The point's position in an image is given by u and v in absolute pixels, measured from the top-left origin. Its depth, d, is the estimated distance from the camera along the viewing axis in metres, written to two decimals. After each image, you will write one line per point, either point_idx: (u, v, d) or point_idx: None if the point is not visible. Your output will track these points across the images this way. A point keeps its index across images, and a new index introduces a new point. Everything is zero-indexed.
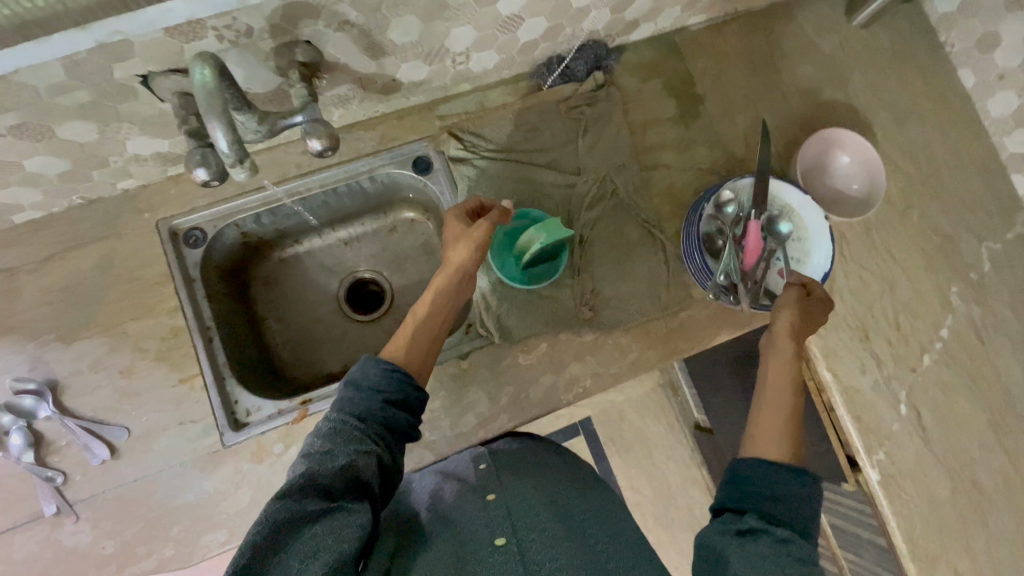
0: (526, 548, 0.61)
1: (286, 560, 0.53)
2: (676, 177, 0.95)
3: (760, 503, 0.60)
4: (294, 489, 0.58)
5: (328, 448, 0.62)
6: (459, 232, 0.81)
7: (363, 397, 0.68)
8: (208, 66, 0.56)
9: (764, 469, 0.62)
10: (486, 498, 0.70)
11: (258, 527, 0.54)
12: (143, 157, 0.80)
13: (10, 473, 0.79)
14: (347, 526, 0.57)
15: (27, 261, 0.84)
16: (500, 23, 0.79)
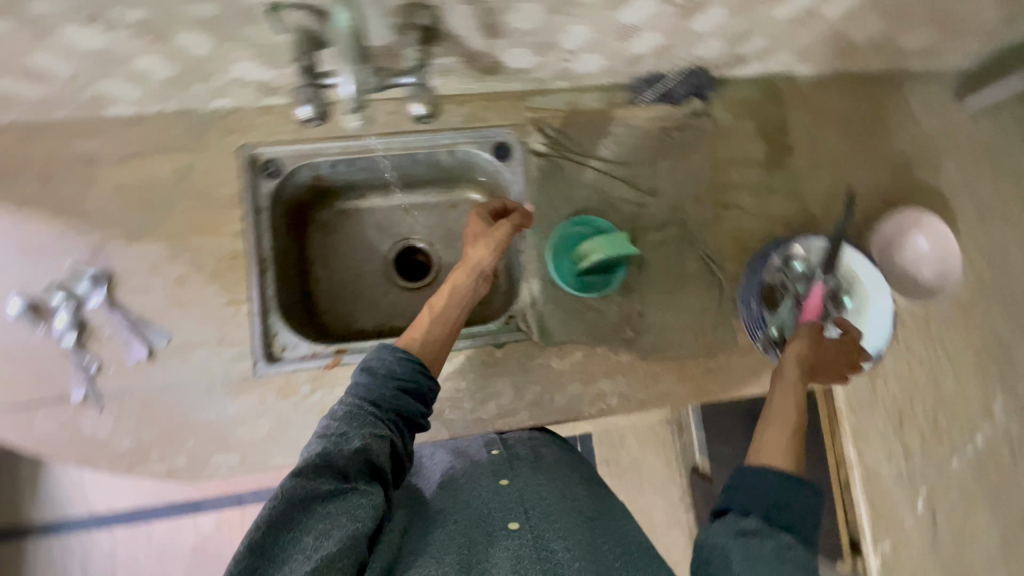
0: (539, 533, 0.63)
1: (303, 536, 0.57)
2: (748, 221, 0.94)
3: (765, 508, 0.60)
4: (311, 469, 0.60)
5: (343, 431, 0.64)
6: (480, 232, 0.84)
7: (379, 384, 0.69)
8: (349, 14, 0.62)
9: (772, 477, 0.62)
10: (500, 484, 0.73)
11: (274, 503, 0.57)
12: (244, 81, 0.81)
13: (49, 350, 0.81)
14: (360, 507, 0.60)
15: (109, 153, 0.85)
16: (617, 30, 0.78)
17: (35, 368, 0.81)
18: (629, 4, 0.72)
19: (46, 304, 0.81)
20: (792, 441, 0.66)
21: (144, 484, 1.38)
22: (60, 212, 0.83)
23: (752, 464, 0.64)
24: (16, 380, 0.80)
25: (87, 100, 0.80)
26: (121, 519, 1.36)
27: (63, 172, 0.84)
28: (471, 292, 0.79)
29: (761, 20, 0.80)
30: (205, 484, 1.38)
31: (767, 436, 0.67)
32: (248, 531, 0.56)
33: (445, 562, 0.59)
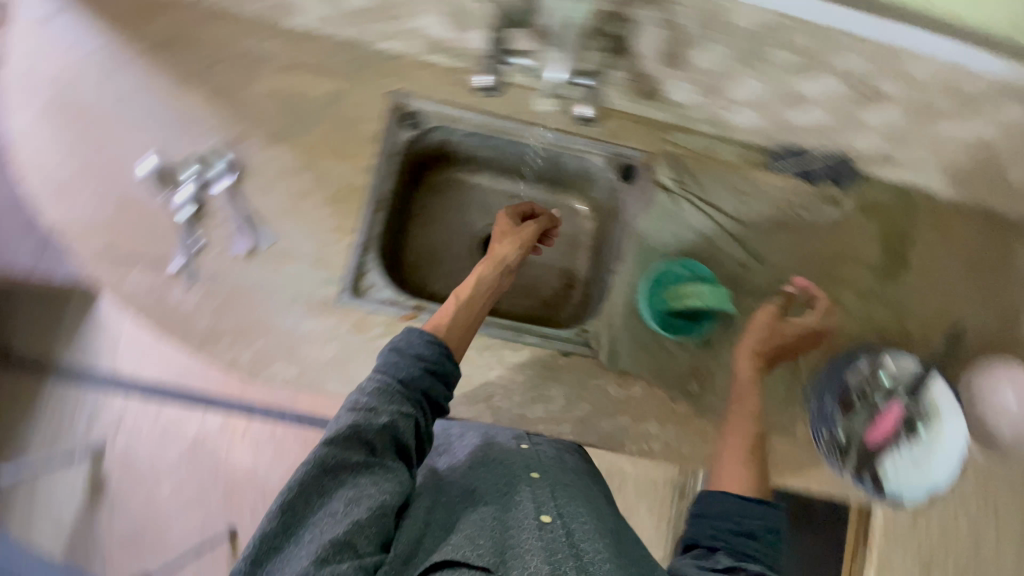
0: (570, 532, 0.62)
1: (332, 502, 0.58)
2: (840, 317, 0.93)
3: (732, 541, 0.62)
4: (339, 440, 0.60)
5: (371, 406, 0.63)
6: (507, 231, 0.87)
7: (407, 362, 0.67)
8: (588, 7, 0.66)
9: (730, 507, 0.65)
10: (531, 476, 0.71)
11: (306, 468, 0.59)
12: (420, 33, 0.83)
13: (162, 217, 0.84)
14: (385, 481, 0.61)
15: (271, 56, 0.88)
16: (786, 96, 0.79)
17: (144, 227, 0.84)
18: (811, 79, 0.74)
19: (174, 175, 0.84)
20: (750, 473, 0.70)
21: (170, 365, 1.38)
22: (214, 97, 0.87)
23: (715, 492, 0.66)
24: (124, 232, 0.84)
25: (275, 3, 0.83)
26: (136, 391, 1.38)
27: (230, 61, 0.88)
28: (491, 283, 0.78)
29: (926, 130, 0.81)
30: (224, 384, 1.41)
31: (725, 457, 0.73)
32: (282, 492, 0.58)
33: (479, 544, 0.59)
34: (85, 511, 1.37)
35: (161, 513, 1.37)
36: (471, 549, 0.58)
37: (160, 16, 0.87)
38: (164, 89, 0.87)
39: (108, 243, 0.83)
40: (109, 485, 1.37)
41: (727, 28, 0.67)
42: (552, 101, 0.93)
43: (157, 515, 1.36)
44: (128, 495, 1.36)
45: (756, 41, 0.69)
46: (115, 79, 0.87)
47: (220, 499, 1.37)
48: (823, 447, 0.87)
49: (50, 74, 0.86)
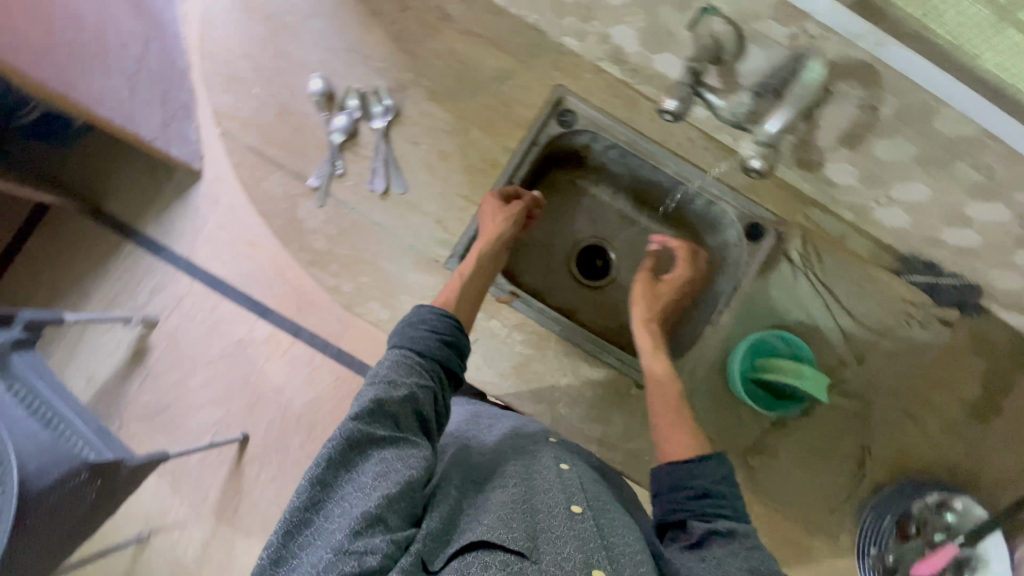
0: (601, 526, 0.59)
1: (360, 476, 0.58)
2: (920, 443, 0.90)
3: (693, 506, 0.64)
4: (364, 414, 0.61)
5: (391, 378, 0.65)
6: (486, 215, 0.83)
7: (425, 336, 0.70)
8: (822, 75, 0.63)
9: (679, 475, 0.67)
10: (561, 466, 0.68)
11: (335, 442, 0.59)
12: (608, 40, 0.84)
13: (313, 134, 0.87)
14: (412, 455, 0.60)
15: (459, 18, 0.90)
16: (951, 213, 0.77)
17: (295, 139, 0.87)
18: (990, 203, 0.71)
19: (337, 100, 0.88)
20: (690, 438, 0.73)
21: (242, 266, 1.48)
22: (393, 39, 0.90)
23: (659, 469, 0.69)
24: (277, 138, 0.88)
25: None
26: (206, 280, 1.49)
27: (417, 10, 0.89)
28: (485, 260, 0.80)
29: None
30: (284, 298, 1.48)
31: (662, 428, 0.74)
32: (310, 469, 0.58)
33: (512, 526, 0.56)
34: (126, 371, 1.47)
35: (190, 396, 1.45)
36: (506, 532, 0.55)
37: None
38: (347, 18, 0.89)
39: (259, 143, 0.87)
40: (153, 355, 1.47)
41: (927, 130, 0.65)
42: (705, 140, 0.93)
43: (186, 398, 1.45)
44: (170, 370, 1.46)
45: (948, 152, 0.67)
46: None
47: (244, 403, 1.44)
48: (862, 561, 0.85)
49: None
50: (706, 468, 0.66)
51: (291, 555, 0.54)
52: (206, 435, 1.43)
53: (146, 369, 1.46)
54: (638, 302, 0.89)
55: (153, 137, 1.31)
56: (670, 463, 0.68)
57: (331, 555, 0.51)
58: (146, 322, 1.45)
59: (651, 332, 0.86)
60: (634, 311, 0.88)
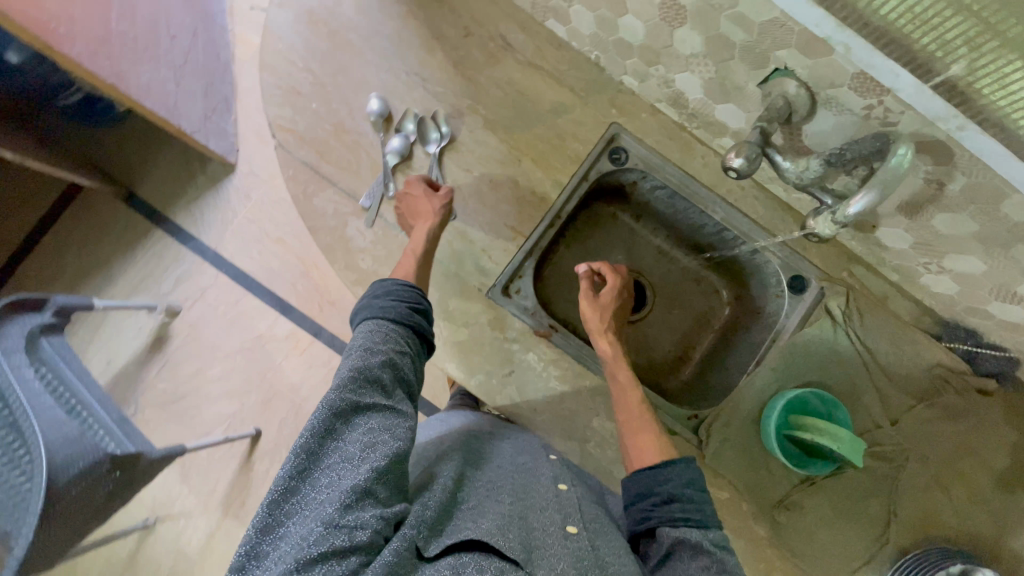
0: (597, 547, 0.60)
1: (347, 446, 0.59)
2: (950, 514, 0.88)
3: (660, 512, 0.65)
4: (346, 384, 0.62)
5: (368, 347, 0.66)
6: (416, 205, 0.83)
7: (395, 307, 0.72)
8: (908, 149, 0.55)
9: (646, 483, 0.68)
10: (559, 486, 0.70)
11: (320, 415, 0.59)
12: (670, 84, 0.84)
13: (369, 155, 0.88)
14: (396, 424, 0.62)
15: (521, 49, 0.91)
16: (1004, 289, 0.76)
17: (350, 157, 0.88)
18: None
19: (395, 123, 0.89)
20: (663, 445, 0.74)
21: (269, 262, 1.47)
22: (454, 64, 0.90)
23: (628, 479, 0.70)
24: (332, 154, 0.88)
25: (547, 5, 0.85)
26: (232, 272, 1.48)
27: (479, 38, 0.90)
28: (430, 242, 0.81)
29: None
30: (306, 296, 1.46)
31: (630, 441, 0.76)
32: (297, 440, 0.58)
33: (509, 534, 0.58)
34: (146, 357, 1.47)
35: (206, 387, 1.44)
36: (503, 538, 0.57)
37: None
38: (410, 39, 0.90)
39: (313, 158, 0.88)
40: (173, 343, 1.46)
41: (992, 211, 0.65)
42: (756, 189, 0.92)
43: (202, 389, 1.44)
44: (188, 360, 1.45)
45: (1011, 235, 0.67)
46: (372, 12, 0.90)
47: (258, 398, 1.43)
48: None
49: None
50: (672, 475, 0.67)
51: (279, 523, 0.55)
52: (219, 427, 1.42)
53: (165, 356, 1.46)
54: (589, 318, 0.88)
55: (195, 129, 1.32)
56: (637, 474, 0.69)
57: (321, 528, 0.52)
58: (170, 310, 1.44)
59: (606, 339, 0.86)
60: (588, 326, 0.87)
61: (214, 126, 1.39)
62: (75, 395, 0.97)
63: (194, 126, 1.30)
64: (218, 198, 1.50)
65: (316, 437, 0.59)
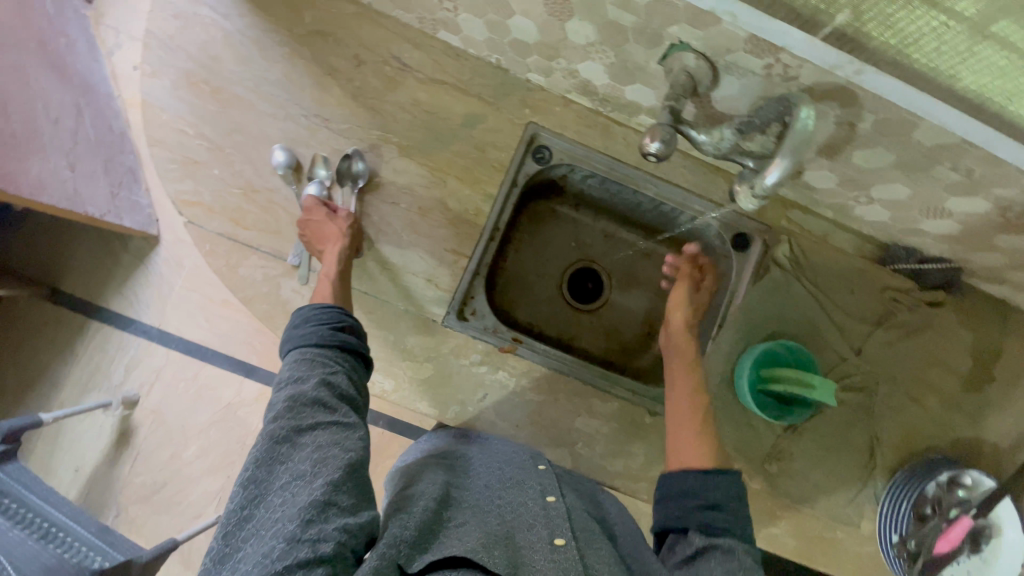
0: (585, 562, 0.60)
1: (296, 464, 0.57)
2: (925, 424, 0.93)
3: (698, 517, 0.67)
4: (283, 413, 0.60)
5: (297, 376, 0.64)
6: (318, 228, 0.80)
7: (316, 331, 0.68)
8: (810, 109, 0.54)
9: (691, 484, 0.70)
10: (547, 499, 0.68)
11: (262, 444, 0.58)
12: (576, 75, 0.83)
13: (288, 210, 0.84)
14: (345, 437, 0.61)
15: (420, 67, 0.87)
16: (929, 207, 0.79)
17: (267, 218, 0.84)
18: (965, 196, 0.73)
19: (305, 170, 0.85)
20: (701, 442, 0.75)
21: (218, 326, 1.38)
22: (353, 96, 0.86)
23: (671, 473, 0.72)
24: (247, 220, 0.83)
25: (434, 17, 0.83)
26: (184, 346, 1.35)
27: (372, 64, 0.86)
28: (344, 263, 0.79)
29: None
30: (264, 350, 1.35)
31: (671, 427, 0.77)
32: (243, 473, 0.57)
33: (493, 552, 0.57)
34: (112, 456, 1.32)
35: (187, 469, 1.31)
36: (487, 553, 0.57)
37: (309, 7, 0.86)
38: (301, 80, 0.85)
39: (228, 228, 0.83)
40: (140, 432, 1.31)
41: (907, 140, 0.67)
42: (683, 158, 0.92)
43: (184, 470, 1.30)
44: (159, 445, 1.31)
45: (928, 158, 0.68)
46: (255, 60, 0.86)
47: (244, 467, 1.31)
48: (889, 550, 0.88)
49: (193, 44, 0.85)
50: (720, 483, 0.69)
51: (237, 549, 0.53)
52: (209, 505, 1.30)
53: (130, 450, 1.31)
54: (681, 307, 0.91)
55: (105, 212, 1.15)
56: (681, 472, 0.71)
57: (283, 545, 0.50)
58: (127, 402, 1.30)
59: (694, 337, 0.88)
60: (677, 315, 0.90)
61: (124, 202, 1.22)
62: (47, 517, 0.89)
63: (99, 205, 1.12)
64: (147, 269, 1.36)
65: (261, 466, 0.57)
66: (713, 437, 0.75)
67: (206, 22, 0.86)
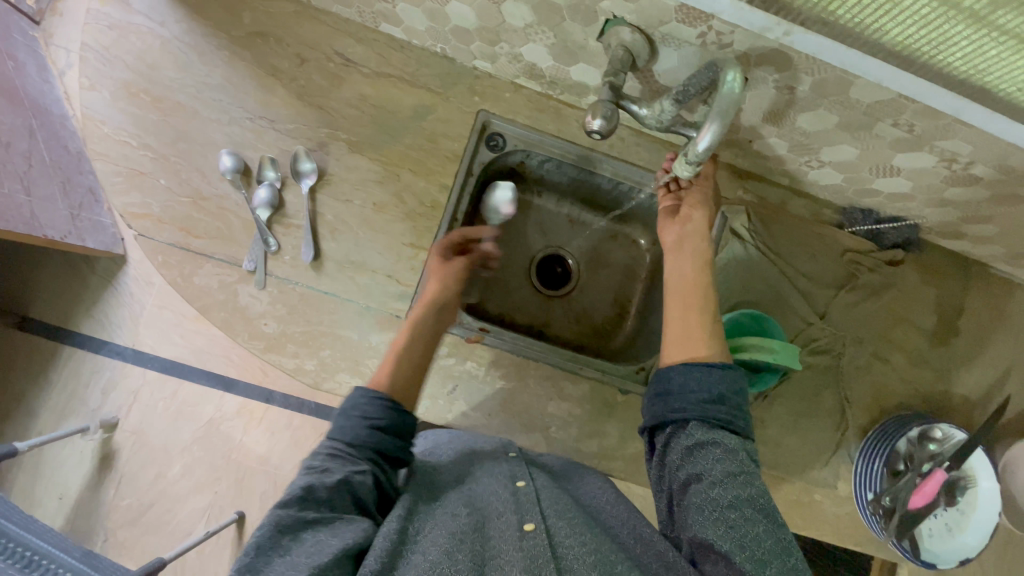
0: (555, 537, 0.60)
1: (291, 555, 0.52)
2: (894, 382, 0.94)
3: (702, 411, 0.63)
4: (292, 502, 0.56)
5: (323, 466, 0.60)
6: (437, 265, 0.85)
7: (354, 423, 0.65)
8: (738, 72, 0.54)
9: (695, 378, 0.65)
10: (516, 485, 0.68)
11: (262, 529, 0.54)
12: (521, 59, 0.82)
13: (240, 215, 0.83)
14: (348, 535, 0.56)
15: (365, 62, 0.86)
16: (878, 165, 0.79)
17: (219, 225, 0.83)
18: (911, 152, 0.74)
19: (254, 173, 0.84)
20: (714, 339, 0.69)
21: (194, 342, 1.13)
22: (298, 96, 0.85)
23: (676, 365, 0.67)
24: (199, 228, 0.83)
25: (373, 10, 0.82)
26: (160, 362, 1.12)
27: (316, 61, 0.85)
28: (434, 326, 0.78)
29: (1005, 213, 0.82)
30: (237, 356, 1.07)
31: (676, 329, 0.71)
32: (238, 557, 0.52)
33: (456, 559, 0.56)
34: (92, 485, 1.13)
35: (172, 489, 1.11)
36: (449, 564, 0.55)
37: (247, 8, 0.85)
38: (243, 83, 0.84)
39: (179, 237, 0.82)
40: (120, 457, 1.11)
41: (846, 100, 0.67)
42: (636, 137, 0.93)
43: (169, 490, 1.10)
44: (140, 467, 1.10)
45: (869, 116, 0.69)
46: (194, 66, 0.84)
47: (233, 482, 1.11)
48: (872, 513, 0.87)
49: (131, 53, 0.84)
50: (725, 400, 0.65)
51: None
52: (200, 523, 1.10)
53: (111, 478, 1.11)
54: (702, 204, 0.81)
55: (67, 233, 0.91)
56: (686, 364, 0.66)
57: None
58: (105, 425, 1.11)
59: (710, 238, 0.79)
60: (698, 215, 0.81)
61: (91, 225, 0.96)
62: (27, 545, 0.81)
63: (61, 232, 0.90)
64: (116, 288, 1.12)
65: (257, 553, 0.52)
66: (724, 339, 0.70)
67: (142, 31, 0.84)
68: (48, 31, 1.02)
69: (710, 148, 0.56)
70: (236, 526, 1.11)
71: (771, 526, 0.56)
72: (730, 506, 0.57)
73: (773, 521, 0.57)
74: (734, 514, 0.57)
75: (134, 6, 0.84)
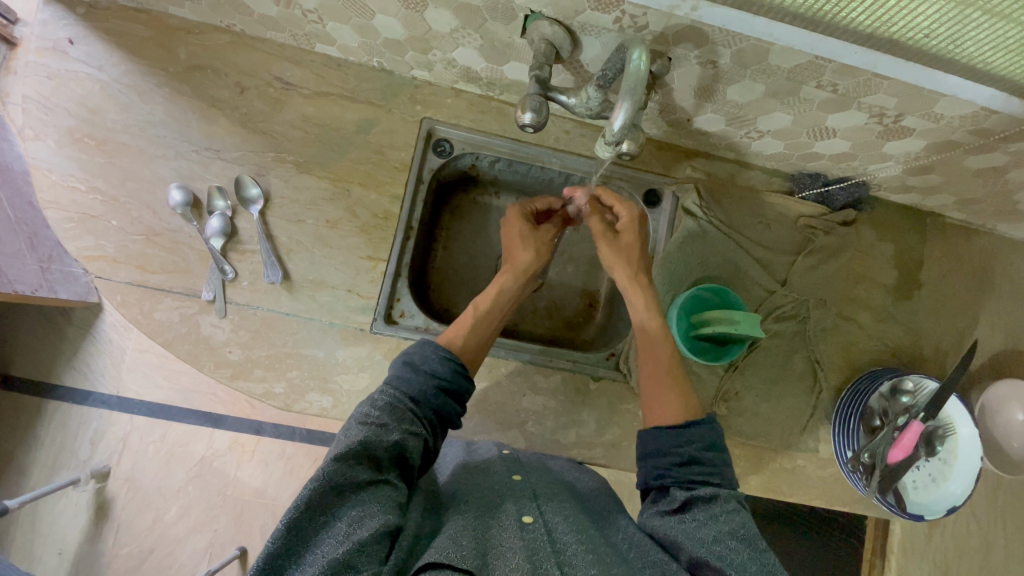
0: (554, 530, 0.60)
1: (336, 522, 0.54)
2: (861, 339, 0.96)
3: (676, 473, 0.64)
4: (347, 458, 0.56)
5: (382, 421, 0.60)
6: (525, 233, 0.84)
7: (420, 379, 0.66)
8: (646, 54, 0.56)
9: (666, 441, 0.66)
10: (513, 477, 0.69)
11: (313, 484, 0.54)
12: (456, 64, 0.83)
13: (196, 247, 0.84)
14: (389, 503, 0.57)
15: (304, 83, 0.87)
16: (814, 128, 0.80)
17: (173, 259, 0.84)
18: (841, 111, 0.75)
19: (204, 204, 0.85)
20: (679, 402, 0.70)
21: (175, 384, 0.95)
22: (242, 124, 0.86)
23: (646, 432, 0.68)
24: (154, 263, 0.84)
25: (305, 32, 0.82)
26: (147, 408, 0.94)
27: (255, 88, 0.87)
28: (517, 293, 0.81)
29: (946, 161, 0.83)
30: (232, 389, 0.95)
31: (649, 386, 0.73)
32: (288, 509, 0.53)
33: (462, 545, 0.55)
34: (69, 547, 0.95)
35: (164, 537, 0.95)
36: (454, 551, 0.53)
37: (182, 43, 0.85)
38: (186, 117, 0.85)
39: (137, 275, 0.84)
40: (111, 507, 0.95)
41: (767, 68, 0.68)
42: (579, 128, 0.94)
43: (167, 533, 0.95)
44: (136, 512, 0.94)
45: (793, 80, 0.70)
46: (135, 106, 0.85)
47: (233, 516, 0.96)
48: (858, 473, 0.87)
49: (71, 100, 0.84)
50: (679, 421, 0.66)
51: None
52: (202, 563, 0.95)
53: (105, 530, 0.95)
54: (614, 263, 0.82)
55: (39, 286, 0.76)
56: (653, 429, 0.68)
57: None
58: (90, 479, 0.94)
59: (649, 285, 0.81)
60: (617, 274, 0.82)
61: (62, 275, 0.80)
62: None
63: (31, 286, 0.75)
64: (90, 337, 0.94)
65: (303, 509, 0.54)
66: (689, 397, 0.71)
67: (81, 77, 0.84)
68: (1, 91, 0.83)
69: (626, 126, 0.58)
70: (241, 562, 0.97)
71: (754, 553, 0.56)
72: (714, 540, 0.57)
73: (756, 549, 0.57)
74: (720, 548, 0.56)
75: (70, 54, 0.84)
